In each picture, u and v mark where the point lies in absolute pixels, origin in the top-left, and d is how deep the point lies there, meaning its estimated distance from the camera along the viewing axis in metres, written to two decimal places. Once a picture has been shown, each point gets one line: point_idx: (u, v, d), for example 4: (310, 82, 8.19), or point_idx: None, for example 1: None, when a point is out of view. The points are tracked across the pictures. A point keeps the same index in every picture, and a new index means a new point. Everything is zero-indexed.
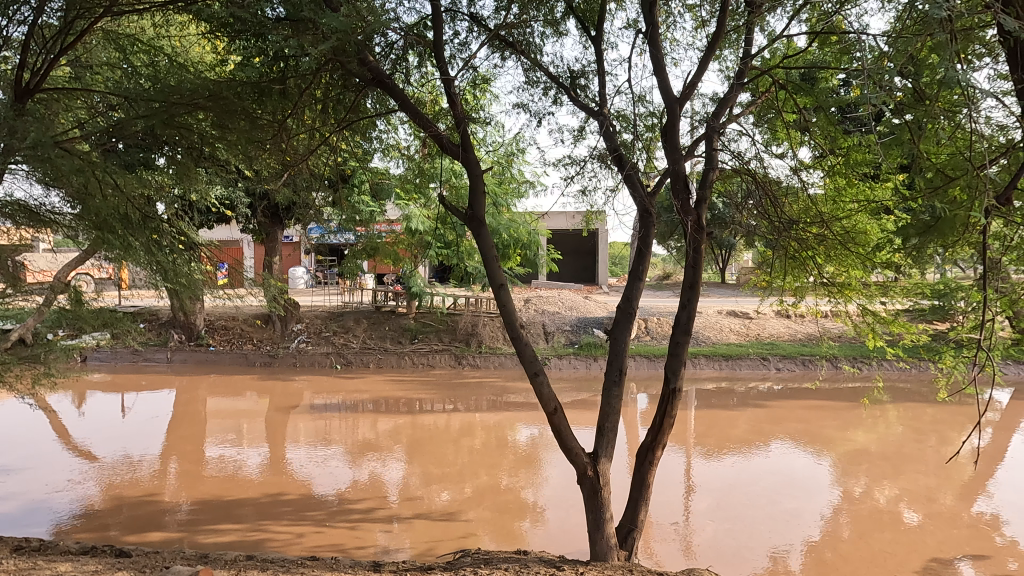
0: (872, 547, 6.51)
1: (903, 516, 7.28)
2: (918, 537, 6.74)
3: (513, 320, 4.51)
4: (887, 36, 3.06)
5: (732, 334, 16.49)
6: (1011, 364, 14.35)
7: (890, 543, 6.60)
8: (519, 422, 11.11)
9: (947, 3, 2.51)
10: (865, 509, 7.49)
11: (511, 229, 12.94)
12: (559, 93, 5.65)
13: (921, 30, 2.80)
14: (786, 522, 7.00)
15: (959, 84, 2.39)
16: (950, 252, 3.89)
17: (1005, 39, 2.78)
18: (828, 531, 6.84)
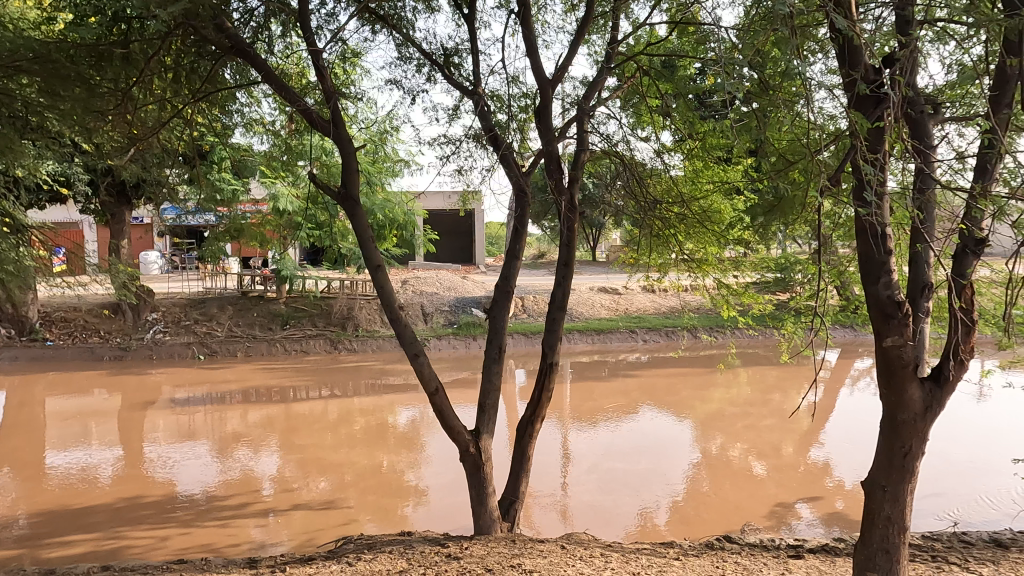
0: (727, 499, 7.14)
1: (753, 469, 8.07)
2: (765, 486, 7.51)
3: (391, 302, 4.42)
4: (738, 29, 3.29)
5: (603, 309, 17.31)
6: (838, 328, 16.26)
7: (741, 494, 7.28)
8: (399, 405, 11.01)
9: (790, 1, 2.75)
10: (721, 464, 8.22)
11: (386, 209, 12.71)
12: (433, 71, 5.57)
13: (766, 26, 3.04)
14: (653, 483, 7.51)
15: (799, 75, 2.64)
16: (790, 229, 4.31)
17: (834, 37, 3.07)
18: (690, 488, 7.41)
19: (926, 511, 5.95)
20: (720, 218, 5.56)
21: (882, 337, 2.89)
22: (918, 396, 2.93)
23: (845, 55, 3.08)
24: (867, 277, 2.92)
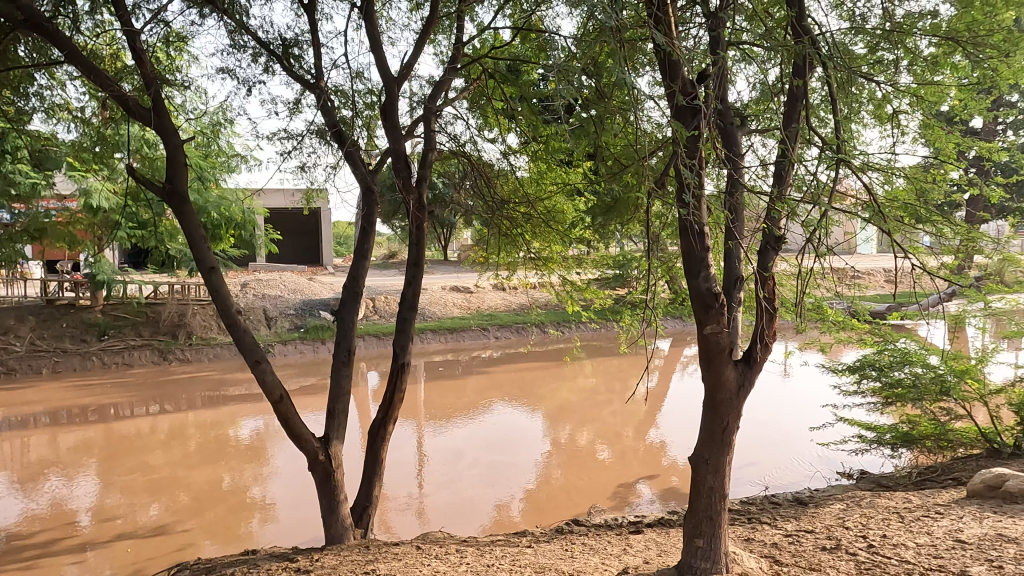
0: (576, 485, 7.51)
1: (599, 454, 8.57)
2: (610, 469, 8.01)
3: (228, 307, 4.11)
4: (575, 39, 3.46)
5: (455, 308, 17.43)
6: (670, 319, 17.75)
7: (589, 478, 7.70)
8: (241, 417, 10.29)
9: (618, 17, 2.95)
10: (570, 452, 8.64)
11: (221, 207, 11.79)
12: (270, 62, 5.27)
13: (600, 38, 3.24)
14: (508, 476, 7.69)
15: (628, 85, 2.85)
16: (627, 228, 4.62)
17: (657, 52, 3.34)
18: (543, 477, 7.71)
19: (743, 479, 6.69)
20: (562, 217, 5.76)
21: (703, 326, 3.21)
22: (732, 376, 3.29)
23: (666, 68, 3.36)
24: (689, 271, 3.21)
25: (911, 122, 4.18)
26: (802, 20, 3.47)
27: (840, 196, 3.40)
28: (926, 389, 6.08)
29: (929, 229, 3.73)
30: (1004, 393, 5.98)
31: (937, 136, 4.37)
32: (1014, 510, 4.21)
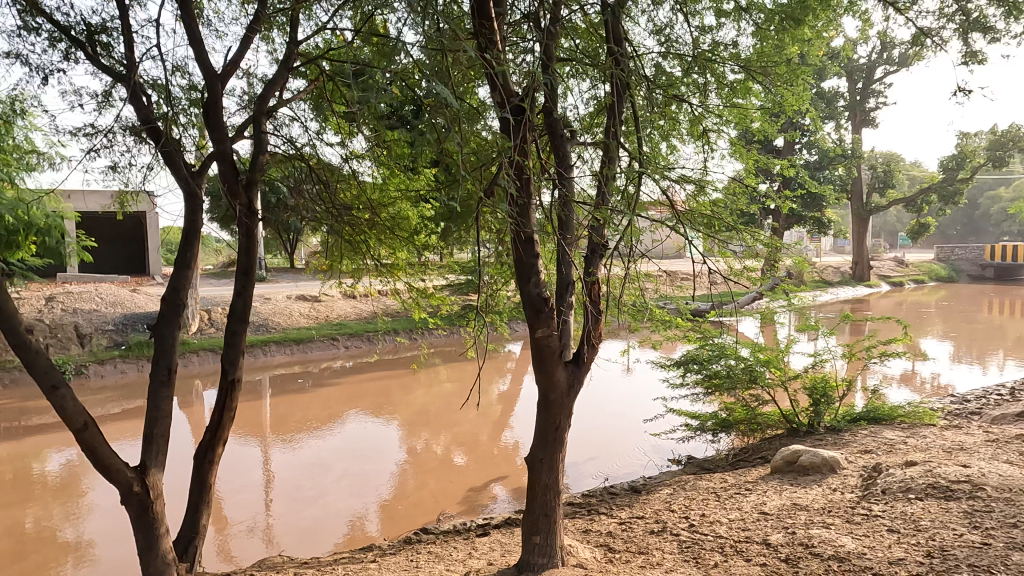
0: (430, 493, 7.45)
1: (454, 459, 8.58)
2: (464, 474, 8.04)
3: (16, 326, 3.52)
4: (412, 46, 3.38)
5: (302, 317, 16.62)
6: (519, 322, 18.27)
7: (443, 485, 7.67)
8: (47, 449, 9.00)
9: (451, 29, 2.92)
10: (425, 459, 8.56)
11: (18, 211, 10.23)
12: (71, 48, 4.64)
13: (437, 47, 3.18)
14: (359, 490, 7.43)
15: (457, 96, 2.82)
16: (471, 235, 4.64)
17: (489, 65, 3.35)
18: (397, 488, 7.55)
19: (586, 473, 7.03)
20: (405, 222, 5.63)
21: (534, 329, 3.33)
22: (563, 377, 3.46)
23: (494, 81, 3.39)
24: (520, 278, 3.32)
25: (719, 140, 4.65)
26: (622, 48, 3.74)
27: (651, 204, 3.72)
28: (738, 379, 6.80)
29: (733, 235, 4.18)
30: (799, 379, 6.86)
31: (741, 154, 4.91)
32: (806, 481, 4.82)
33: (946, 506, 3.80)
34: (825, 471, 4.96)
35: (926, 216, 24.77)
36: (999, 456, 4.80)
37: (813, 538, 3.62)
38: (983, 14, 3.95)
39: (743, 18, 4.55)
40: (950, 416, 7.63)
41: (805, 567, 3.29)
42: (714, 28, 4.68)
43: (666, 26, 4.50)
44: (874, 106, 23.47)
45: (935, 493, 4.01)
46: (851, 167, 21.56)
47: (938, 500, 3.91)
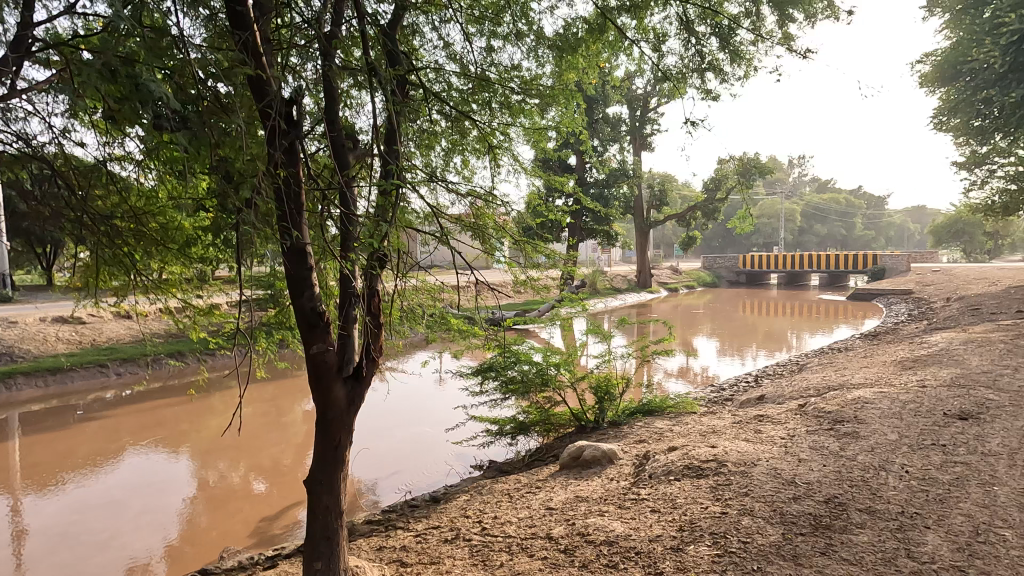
0: (227, 526, 6.82)
1: (253, 487, 7.94)
2: (264, 501, 7.48)
3: None
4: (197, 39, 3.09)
5: (60, 343, 14.28)
6: None
7: (241, 516, 7.07)
8: None
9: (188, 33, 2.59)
10: (219, 491, 7.81)
11: None
12: None
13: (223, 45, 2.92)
14: (140, 533, 6.57)
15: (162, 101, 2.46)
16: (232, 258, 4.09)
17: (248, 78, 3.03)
18: (186, 527, 6.79)
19: (389, 488, 6.91)
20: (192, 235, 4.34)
21: (311, 346, 3.31)
22: (342, 394, 3.55)
23: (253, 89, 3.02)
24: (293, 292, 3.19)
25: (503, 156, 4.88)
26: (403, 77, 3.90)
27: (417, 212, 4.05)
28: (532, 382, 7.13)
29: (505, 242, 4.47)
30: (586, 379, 7.44)
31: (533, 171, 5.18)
32: (588, 474, 5.21)
33: (697, 483, 4.34)
34: (605, 462, 5.41)
35: (693, 230, 28.32)
36: (740, 435, 5.63)
37: (588, 527, 3.92)
38: (715, 59, 4.65)
39: (523, 43, 4.86)
40: (709, 404, 8.81)
41: (581, 554, 3.55)
42: (497, 50, 4.93)
43: (461, 52, 4.68)
44: (650, 132, 26.34)
45: (689, 473, 4.58)
46: (633, 185, 23.94)
47: (692, 478, 4.46)
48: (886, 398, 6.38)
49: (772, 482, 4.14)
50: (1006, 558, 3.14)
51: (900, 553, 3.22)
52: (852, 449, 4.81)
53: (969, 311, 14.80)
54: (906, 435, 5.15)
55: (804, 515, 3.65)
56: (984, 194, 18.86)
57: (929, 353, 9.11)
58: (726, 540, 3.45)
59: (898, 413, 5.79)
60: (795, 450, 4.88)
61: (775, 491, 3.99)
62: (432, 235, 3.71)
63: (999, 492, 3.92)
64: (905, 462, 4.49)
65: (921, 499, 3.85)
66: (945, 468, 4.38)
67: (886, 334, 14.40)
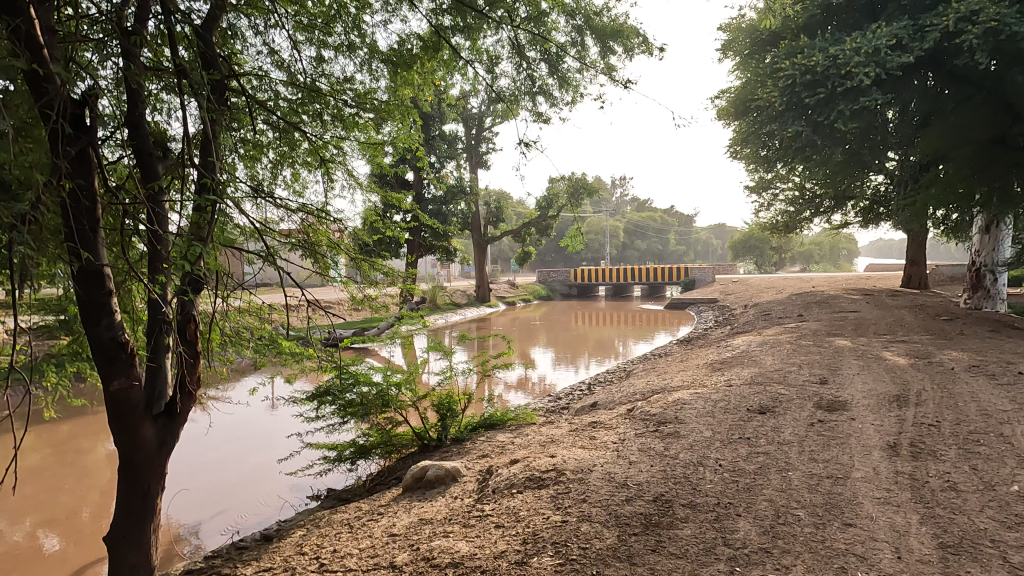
0: None
1: (43, 546, 6.80)
2: (59, 561, 6.44)
3: None
4: None
5: None
6: None
7: None
8: None
9: None
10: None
11: None
12: None
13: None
14: None
15: None
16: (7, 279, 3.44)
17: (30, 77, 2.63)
18: None
19: (213, 531, 6.27)
20: None
21: (109, 382, 3.00)
22: (151, 434, 3.24)
23: (33, 88, 2.62)
24: (89, 321, 2.86)
25: (337, 171, 4.69)
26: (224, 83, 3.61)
27: (243, 226, 3.75)
28: (372, 404, 6.82)
29: (337, 259, 4.32)
30: (427, 397, 7.35)
31: (370, 187, 5.04)
32: (432, 495, 5.11)
33: (539, 494, 4.44)
34: (448, 481, 5.35)
35: (528, 246, 29.43)
36: (576, 442, 5.88)
37: (433, 550, 3.83)
38: (545, 83, 4.89)
39: (355, 56, 4.73)
40: (548, 413, 9.14)
41: None
42: (328, 60, 4.75)
43: (288, 58, 4.44)
44: (486, 150, 26.97)
45: (531, 484, 4.67)
46: (471, 202, 24.30)
47: (533, 490, 4.56)
48: (701, 398, 7.04)
49: (607, 486, 4.36)
50: (800, 536, 3.58)
51: (717, 542, 3.53)
52: (675, 448, 5.22)
53: (762, 316, 16.91)
54: (718, 430, 5.72)
55: (637, 516, 3.87)
56: (770, 214, 21.72)
57: (733, 355, 10.23)
58: (567, 548, 3.55)
59: (711, 411, 6.40)
60: (626, 453, 5.18)
61: (609, 495, 4.19)
62: (257, 253, 3.45)
63: (792, 476, 4.47)
64: (718, 456, 4.96)
65: (733, 489, 4.27)
66: (750, 458, 4.91)
67: (698, 339, 15.98)
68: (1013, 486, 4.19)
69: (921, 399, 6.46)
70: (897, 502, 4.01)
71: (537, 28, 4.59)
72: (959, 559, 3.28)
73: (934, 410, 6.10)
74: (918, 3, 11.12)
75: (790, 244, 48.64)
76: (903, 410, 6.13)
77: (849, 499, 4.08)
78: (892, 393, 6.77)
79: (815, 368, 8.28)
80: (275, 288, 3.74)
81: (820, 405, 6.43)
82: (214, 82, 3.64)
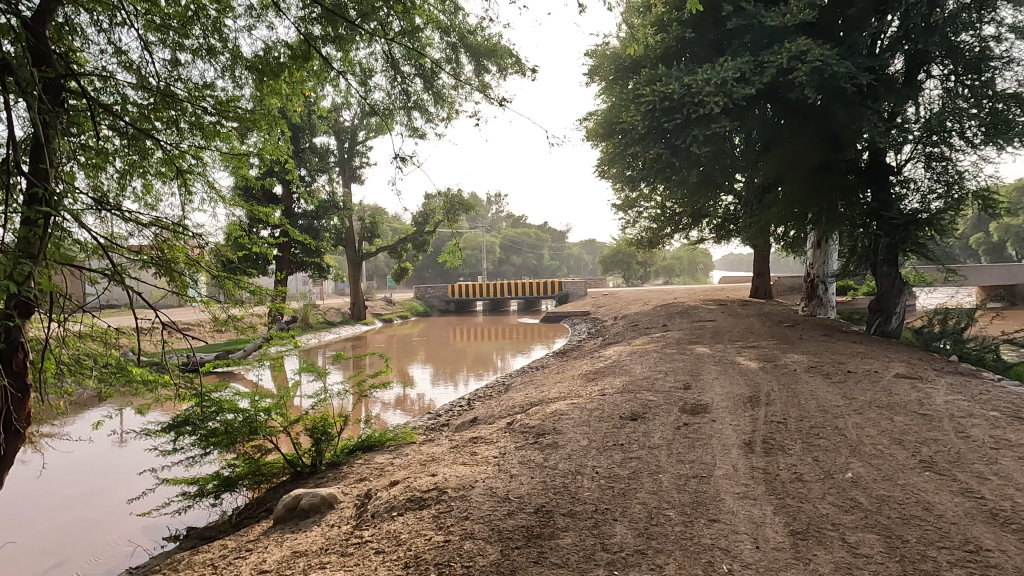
0: None
1: None
2: None
3: None
4: None
5: None
6: None
7: None
8: None
9: None
10: None
11: None
12: None
13: None
14: None
15: None
16: None
17: None
18: None
19: None
20: None
21: None
22: None
23: None
24: None
25: (196, 182, 4.38)
26: (59, 82, 3.25)
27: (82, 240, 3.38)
28: (239, 432, 6.35)
29: (195, 277, 4.02)
30: (300, 421, 6.99)
31: (233, 200, 4.74)
32: (306, 525, 4.84)
33: (419, 515, 4.35)
34: (324, 509, 5.10)
35: (405, 262, 29.03)
36: (457, 459, 5.83)
37: None
38: (420, 98, 4.90)
39: (216, 61, 4.46)
40: (427, 431, 9.00)
41: None
42: (184, 64, 4.44)
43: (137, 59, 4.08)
44: (359, 164, 26.34)
45: (412, 506, 4.56)
46: (344, 217, 23.50)
47: (414, 511, 4.45)
48: (577, 409, 7.25)
49: (489, 502, 4.35)
50: (672, 534, 3.77)
51: (597, 548, 3.64)
52: (553, 458, 5.33)
53: (631, 327, 17.80)
54: (593, 439, 5.91)
55: (519, 529, 3.90)
56: (635, 231, 23.01)
57: (605, 366, 10.66)
58: (451, 568, 3.50)
59: (586, 421, 6.61)
60: (507, 467, 5.21)
61: (492, 510, 4.19)
62: (101, 270, 3.12)
63: (662, 478, 4.71)
64: (595, 464, 5.13)
65: (608, 495, 4.43)
66: (624, 464, 5.12)
67: (573, 351, 16.50)
68: (847, 473, 4.70)
69: (770, 400, 7.08)
70: (754, 495, 4.35)
71: (411, 42, 4.58)
72: (807, 543, 3.62)
73: (781, 408, 6.71)
74: (757, 41, 12.35)
75: (653, 259, 51.81)
76: (756, 410, 6.68)
77: (713, 496, 4.36)
78: (746, 395, 7.36)
79: (679, 375, 8.82)
80: (123, 309, 3.41)
81: (684, 410, 6.85)
82: (48, 80, 3.28)
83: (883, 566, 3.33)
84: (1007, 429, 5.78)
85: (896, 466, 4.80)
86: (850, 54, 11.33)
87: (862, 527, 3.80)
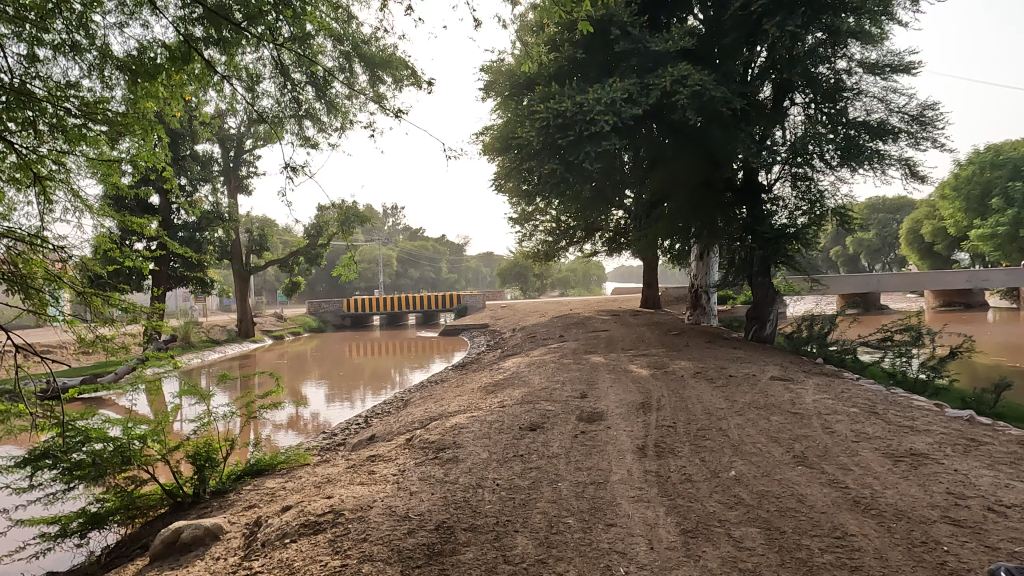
0: None
1: None
2: None
3: None
4: None
5: None
6: None
7: None
8: None
9: None
10: None
11: None
12: None
13: None
14: None
15: None
16: None
17: None
18: None
19: None
20: None
21: None
22: None
23: None
24: None
25: (57, 191, 4.00)
26: None
27: None
28: (109, 463, 5.77)
29: (55, 292, 3.66)
30: (181, 448, 6.49)
31: (101, 208, 4.36)
32: (188, 559, 4.50)
33: (314, 540, 4.16)
34: (208, 541, 4.75)
35: (296, 275, 27.89)
36: (354, 479, 5.64)
37: None
38: (312, 107, 4.83)
39: (81, 59, 4.11)
40: (322, 451, 8.64)
41: None
42: (44, 60, 4.05)
43: None
44: (246, 173, 25.06)
45: (306, 531, 4.35)
46: (230, 230, 22.18)
47: (309, 537, 4.25)
48: (477, 421, 7.24)
49: (388, 521, 4.23)
50: (572, 542, 3.84)
51: (499, 560, 3.63)
52: (454, 473, 5.28)
53: (529, 338, 18.06)
54: (494, 451, 5.92)
55: (419, 547, 3.82)
56: (532, 244, 23.43)
57: (504, 377, 10.73)
58: None
59: (486, 433, 6.61)
60: (407, 484, 5.10)
61: (390, 530, 4.08)
62: None
63: (562, 486, 4.80)
64: (495, 476, 5.13)
65: (509, 506, 4.44)
66: (524, 474, 5.17)
67: (472, 363, 16.51)
68: (731, 471, 5.00)
69: (660, 405, 7.40)
70: (648, 498, 4.52)
71: (302, 49, 4.49)
72: (696, 541, 3.80)
73: (671, 413, 7.03)
74: (643, 65, 13.00)
75: (550, 270, 52.97)
76: (648, 416, 6.96)
77: (610, 501, 4.49)
78: (638, 401, 7.65)
79: (575, 384, 9.02)
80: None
81: (581, 418, 7.02)
82: None
83: (765, 557, 3.55)
84: (865, 423, 6.38)
85: (773, 463, 5.16)
86: (726, 81, 12.18)
87: (744, 521, 4.04)
